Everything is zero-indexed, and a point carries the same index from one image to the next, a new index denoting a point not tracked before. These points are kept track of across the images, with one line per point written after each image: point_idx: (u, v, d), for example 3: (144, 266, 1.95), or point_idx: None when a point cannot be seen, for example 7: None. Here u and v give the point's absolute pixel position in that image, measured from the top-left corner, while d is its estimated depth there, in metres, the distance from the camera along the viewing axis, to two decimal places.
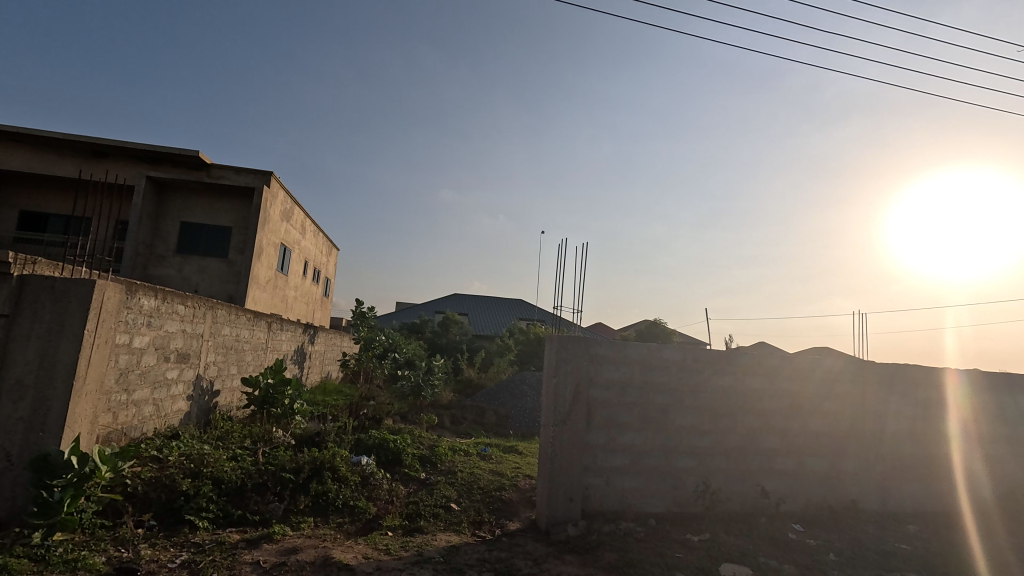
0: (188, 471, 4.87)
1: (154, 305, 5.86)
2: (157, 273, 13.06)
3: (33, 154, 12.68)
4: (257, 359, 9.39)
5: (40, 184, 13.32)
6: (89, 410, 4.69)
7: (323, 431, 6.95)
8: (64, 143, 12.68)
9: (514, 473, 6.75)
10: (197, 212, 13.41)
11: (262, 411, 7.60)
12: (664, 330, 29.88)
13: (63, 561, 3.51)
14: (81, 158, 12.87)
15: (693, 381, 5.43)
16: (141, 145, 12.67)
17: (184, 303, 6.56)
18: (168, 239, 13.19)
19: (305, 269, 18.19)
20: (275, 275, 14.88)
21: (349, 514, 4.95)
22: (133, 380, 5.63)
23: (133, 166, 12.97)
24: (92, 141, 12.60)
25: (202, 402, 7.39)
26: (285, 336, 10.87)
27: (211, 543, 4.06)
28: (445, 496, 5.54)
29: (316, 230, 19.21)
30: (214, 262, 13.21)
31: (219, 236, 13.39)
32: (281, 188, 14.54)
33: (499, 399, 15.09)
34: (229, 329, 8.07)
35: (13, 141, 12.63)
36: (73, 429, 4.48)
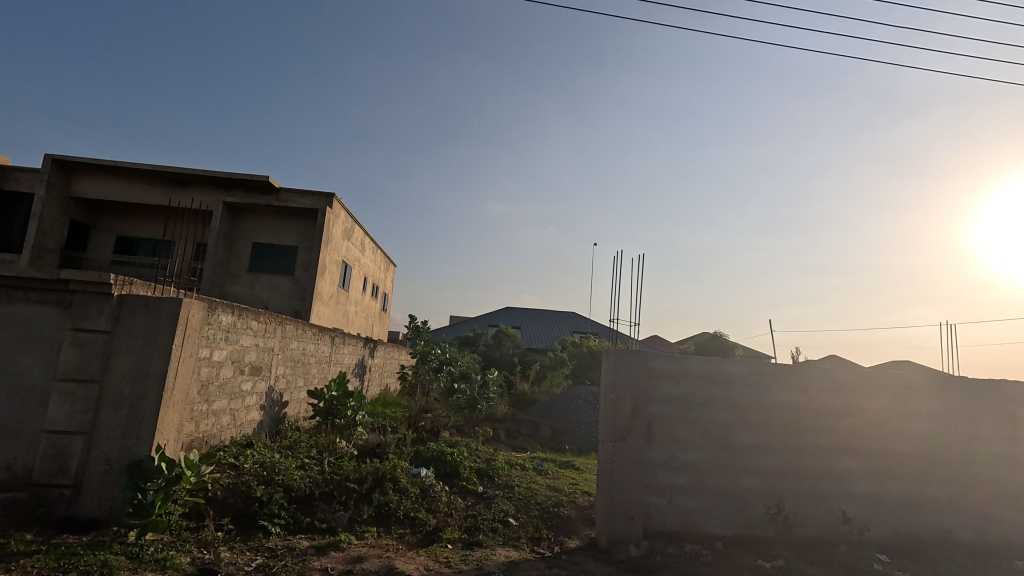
0: (262, 479, 5.14)
1: (230, 320, 6.28)
2: (232, 291, 13.97)
3: (127, 184, 14.01)
4: (322, 372, 9.85)
5: (132, 212, 14.68)
6: (175, 419, 5.08)
7: (384, 442, 7.15)
8: (152, 174, 13.90)
9: (573, 489, 6.64)
10: (268, 232, 14.30)
11: (326, 422, 7.95)
12: (725, 343, 28.66)
13: (154, 560, 3.78)
14: (166, 186, 14.06)
15: (759, 397, 5.17)
16: (218, 172, 13.71)
17: (257, 319, 7.00)
18: (241, 259, 14.10)
19: (364, 285, 18.93)
20: (337, 291, 15.56)
21: (410, 525, 5.04)
22: (213, 391, 6.03)
23: (211, 192, 14.03)
24: (176, 171, 13.75)
25: (273, 413, 7.82)
26: (347, 349, 11.31)
27: (283, 548, 4.25)
28: (503, 510, 5.54)
29: (375, 246, 19.99)
30: (282, 279, 14.01)
31: (287, 255, 14.22)
32: (342, 208, 15.28)
33: (554, 414, 14.94)
34: (297, 342, 8.51)
35: (109, 173, 13.98)
36: (161, 436, 4.87)
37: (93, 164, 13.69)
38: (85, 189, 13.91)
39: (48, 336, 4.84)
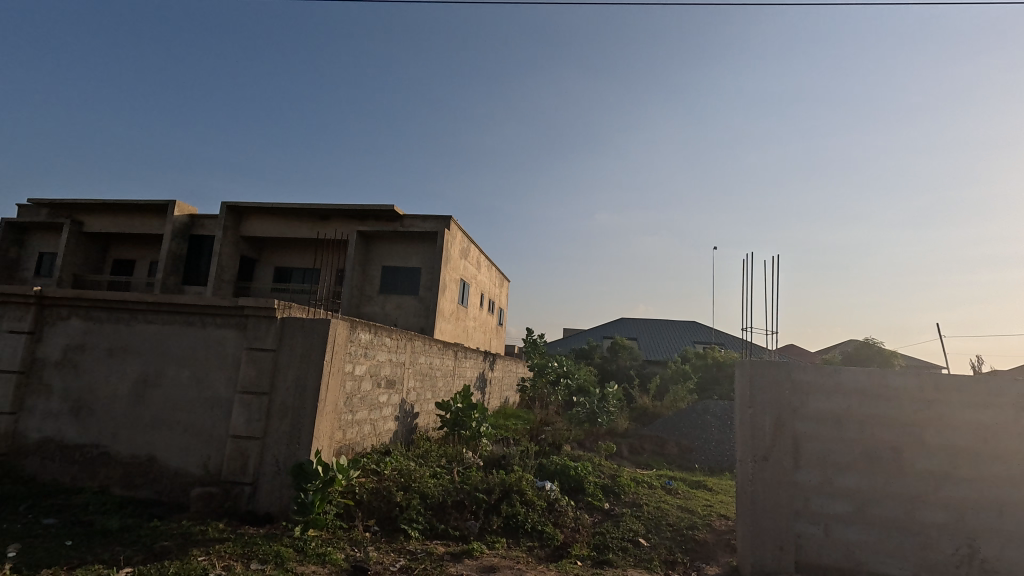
0: (400, 485, 5.52)
1: (368, 338, 6.89)
2: (367, 311, 15.37)
3: (282, 222, 16.22)
4: (447, 385, 10.40)
5: (286, 245, 16.90)
6: (327, 427, 5.68)
7: (508, 454, 7.31)
8: (301, 211, 15.94)
9: (707, 512, 6.19)
10: (395, 256, 15.57)
11: (453, 433, 8.35)
12: (880, 352, 25.00)
13: (316, 554, 4.23)
14: (312, 221, 16.02)
15: (936, 415, 4.40)
16: (352, 205, 15.31)
17: (390, 335, 7.60)
18: (373, 282, 15.48)
19: (481, 301, 19.72)
20: (457, 308, 16.39)
21: (538, 539, 5.07)
22: (356, 403, 6.65)
23: (347, 223, 15.69)
24: (319, 207, 15.61)
25: (406, 423, 8.40)
26: (469, 363, 11.82)
27: (422, 552, 4.51)
28: (632, 530, 5.34)
29: (490, 263, 20.75)
30: (409, 299, 15.12)
31: (412, 276, 15.33)
32: (459, 229, 16.15)
33: (680, 430, 14.14)
34: (424, 357, 9.09)
35: (268, 213, 16.29)
36: (317, 443, 5.47)
37: (256, 207, 16.07)
38: (251, 228, 16.34)
39: (230, 355, 6.05)
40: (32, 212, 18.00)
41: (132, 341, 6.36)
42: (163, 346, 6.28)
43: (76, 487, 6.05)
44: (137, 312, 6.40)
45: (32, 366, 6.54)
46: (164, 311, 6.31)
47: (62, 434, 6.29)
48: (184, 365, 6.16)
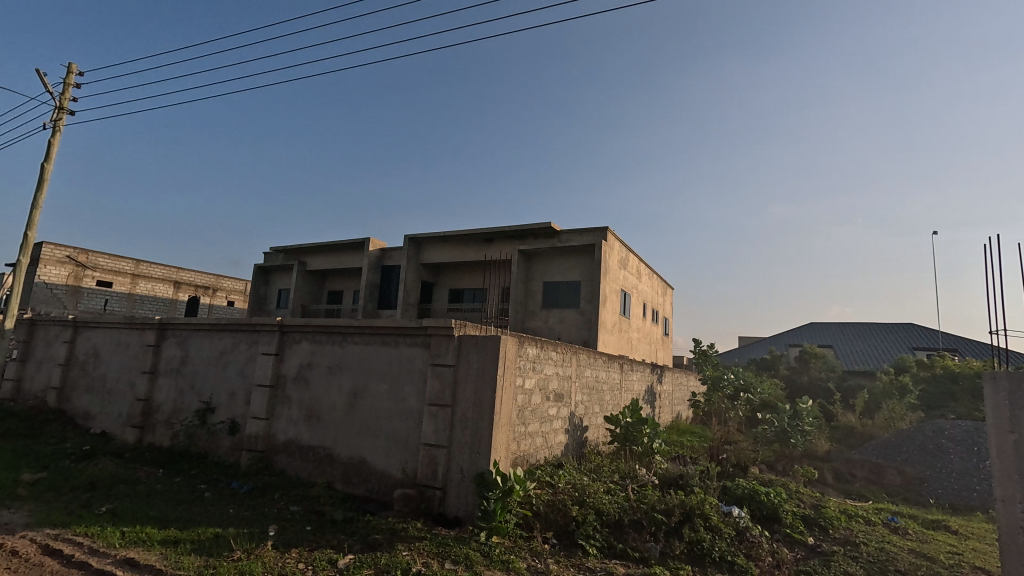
0: (575, 499, 5.54)
1: (535, 352, 7.13)
2: (532, 326, 15.95)
3: (453, 247, 17.89)
4: (615, 398, 10.22)
5: (457, 268, 18.53)
6: (503, 439, 6.00)
7: (686, 473, 6.84)
8: (468, 236, 17.39)
9: (953, 561, 4.98)
10: (555, 271, 15.94)
11: (624, 448, 8.14)
12: None
13: (501, 560, 4.46)
14: (478, 244, 17.35)
15: None
16: (513, 226, 16.21)
17: (556, 349, 7.76)
18: (536, 297, 16.04)
19: (644, 311, 19.08)
20: (619, 319, 16.10)
21: (728, 570, 4.63)
22: (527, 415, 6.90)
23: (509, 243, 16.63)
24: (484, 231, 16.85)
25: (576, 437, 8.45)
26: (636, 376, 11.47)
27: (602, 570, 4.44)
28: (848, 572, 4.55)
29: (651, 271, 20.00)
30: (571, 312, 15.32)
31: (572, 289, 15.53)
32: (616, 239, 15.95)
33: (903, 455, 11.72)
34: (590, 370, 9.08)
35: (441, 241, 18.11)
36: (495, 453, 5.81)
37: (431, 236, 17.98)
38: (429, 256, 18.31)
39: (418, 370, 6.83)
40: (273, 257, 22.75)
41: (344, 359, 7.57)
42: (367, 363, 7.34)
43: (311, 481, 7.34)
44: (347, 334, 7.62)
45: (278, 381, 8.19)
46: (366, 332, 7.42)
47: (300, 436, 7.72)
48: (383, 380, 7.12)
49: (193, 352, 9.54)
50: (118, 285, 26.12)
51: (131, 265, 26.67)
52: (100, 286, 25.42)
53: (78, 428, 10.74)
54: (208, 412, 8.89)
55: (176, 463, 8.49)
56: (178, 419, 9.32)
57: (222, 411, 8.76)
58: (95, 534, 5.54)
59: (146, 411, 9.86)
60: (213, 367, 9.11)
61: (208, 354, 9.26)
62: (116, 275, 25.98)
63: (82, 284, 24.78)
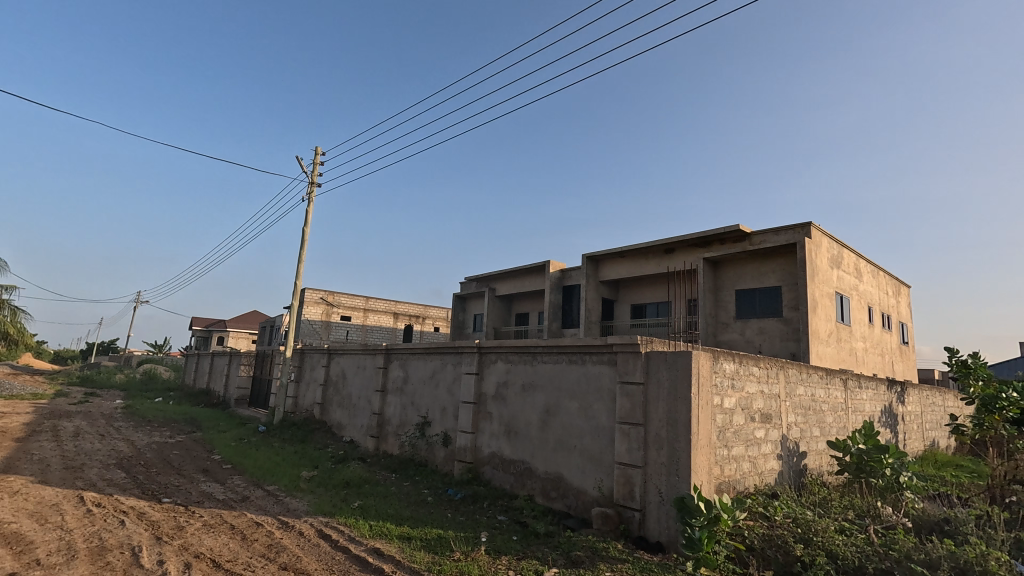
0: (798, 536, 4.85)
1: (733, 368, 6.53)
2: (725, 339, 14.55)
3: (632, 262, 17.60)
4: (840, 421, 8.73)
5: (638, 283, 18.09)
6: (704, 462, 5.73)
7: (955, 518, 5.35)
8: (647, 249, 16.96)
9: None
10: (748, 278, 14.42)
11: (859, 480, 6.87)
12: None
13: None
14: (659, 256, 16.79)
15: None
16: (696, 233, 15.30)
17: (757, 365, 6.99)
18: (728, 308, 14.65)
19: (870, 316, 16.01)
20: (836, 327, 13.80)
21: None
22: (730, 437, 6.33)
23: (692, 252, 15.73)
24: (663, 242, 16.25)
25: (792, 464, 7.42)
26: (867, 394, 9.64)
27: None
28: None
29: (876, 268, 16.75)
30: (772, 321, 13.66)
31: (771, 296, 13.86)
32: (823, 235, 13.86)
33: None
34: (805, 388, 7.94)
35: (619, 256, 17.97)
36: (696, 477, 5.57)
37: (609, 253, 17.97)
38: (608, 272, 18.30)
39: (607, 388, 6.86)
40: (468, 286, 25.28)
41: (536, 378, 7.98)
42: (556, 381, 7.63)
43: (513, 493, 7.83)
44: (537, 353, 8.04)
45: (480, 398, 9.00)
46: (554, 351, 7.74)
47: (501, 450, 8.33)
48: (573, 397, 7.30)
49: (411, 373, 11.09)
50: (355, 318, 31.91)
51: (363, 301, 32.35)
52: (343, 320, 31.38)
53: (334, 436, 13.31)
54: (426, 425, 10.19)
55: (404, 469, 9.91)
56: (404, 431, 10.88)
57: (436, 425, 9.95)
58: (352, 524, 6.78)
59: (380, 423, 11.74)
60: (427, 386, 10.45)
61: (422, 374, 10.67)
62: (353, 310, 31.80)
63: (332, 318, 30.91)
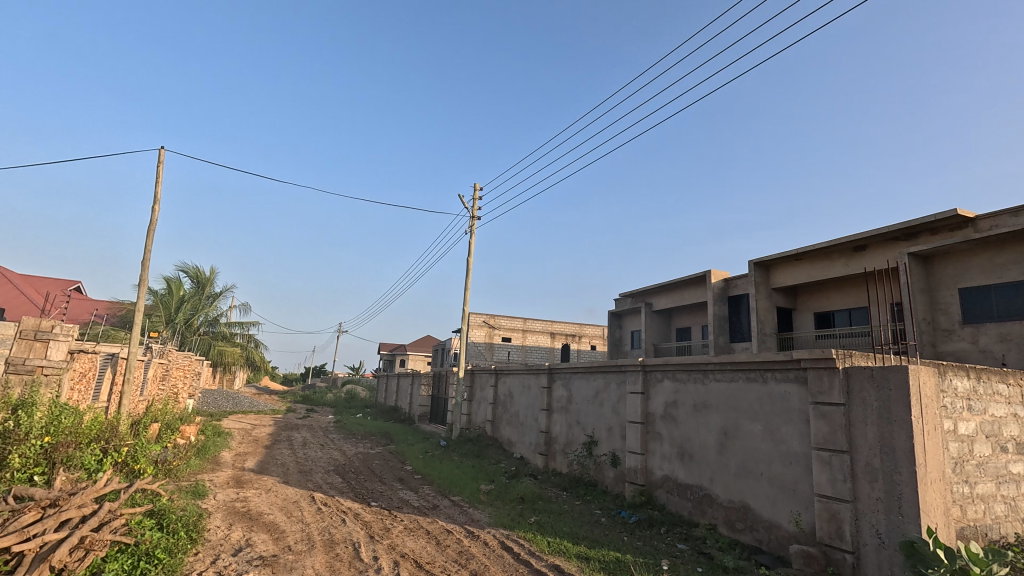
0: None
1: (969, 386, 5.36)
2: (949, 349, 11.90)
3: (812, 265, 15.58)
4: None
5: (822, 288, 15.87)
6: (937, 500, 4.81)
7: None
8: (830, 248, 14.90)
9: None
10: (976, 272, 11.66)
11: None
12: None
13: None
14: (847, 256, 14.61)
15: None
16: (895, 225, 13.01)
17: (1005, 382, 5.63)
18: (951, 312, 11.96)
19: None
20: None
21: None
22: (972, 471, 5.17)
23: (893, 248, 13.38)
24: (851, 239, 14.11)
25: None
26: None
27: None
28: None
29: None
30: (1018, 325, 10.73)
31: (1015, 293, 10.96)
32: None
33: None
34: None
35: (795, 259, 16.05)
36: (928, 518, 4.71)
37: (782, 257, 16.14)
38: (783, 279, 16.42)
39: (797, 409, 6.13)
40: (623, 302, 24.83)
41: (708, 397, 7.49)
42: (734, 401, 7.04)
43: (693, 521, 7.36)
44: (708, 371, 7.55)
45: (648, 418, 8.72)
46: (728, 368, 7.18)
47: (676, 473, 7.91)
48: (755, 419, 6.67)
49: (575, 392, 11.22)
50: (515, 339, 33.48)
51: (522, 322, 33.82)
52: (504, 341, 33.13)
53: (506, 453, 14.02)
54: (593, 444, 10.18)
55: (575, 487, 9.99)
56: (571, 449, 11.00)
57: (604, 444, 9.88)
58: (531, 539, 7.04)
59: (548, 441, 12.05)
60: (592, 405, 10.46)
61: (586, 393, 10.72)
62: (513, 331, 33.41)
63: (494, 340, 32.87)
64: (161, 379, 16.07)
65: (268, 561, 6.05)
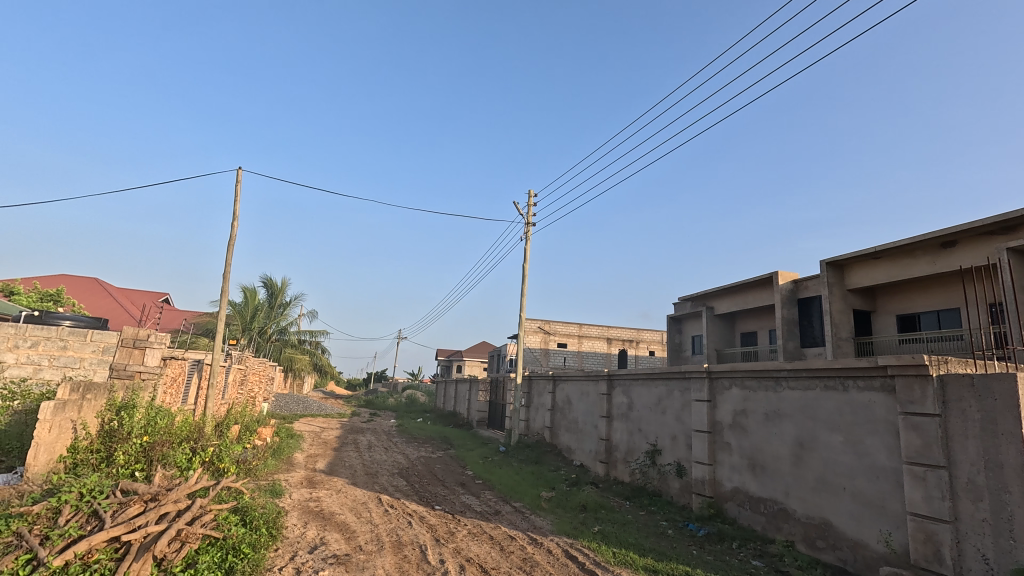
0: None
1: None
2: None
3: (893, 264, 14.46)
4: None
5: (905, 288, 14.67)
6: None
7: None
8: (913, 246, 13.78)
9: None
10: None
11: None
12: None
13: None
14: (932, 254, 13.46)
15: None
16: (990, 218, 11.85)
17: None
18: None
19: None
20: None
21: None
22: None
23: (988, 243, 12.19)
24: (937, 235, 12.98)
25: None
26: None
27: None
28: None
29: None
30: None
31: None
32: None
33: None
34: None
35: (872, 259, 14.96)
36: None
37: (858, 256, 15.08)
38: (859, 279, 15.32)
39: (884, 420, 5.69)
40: (683, 307, 24.06)
41: (781, 406, 7.10)
42: (810, 411, 6.64)
43: (768, 537, 6.97)
44: (781, 378, 7.17)
45: (715, 428, 8.37)
46: (804, 376, 6.78)
47: (747, 486, 7.54)
48: (835, 430, 6.25)
49: (635, 399, 10.96)
50: (571, 345, 33.22)
51: (577, 328, 33.55)
52: (560, 347, 32.96)
53: (565, 459, 13.91)
54: (656, 453, 9.89)
55: (638, 497, 9.74)
56: (633, 458, 10.75)
57: (668, 454, 9.58)
58: (595, 549, 6.94)
59: (608, 449, 11.83)
60: (653, 412, 10.18)
61: (648, 401, 10.45)
62: (569, 337, 33.19)
63: (550, 346, 32.78)
64: (240, 384, 17.21)
65: (341, 559, 6.31)
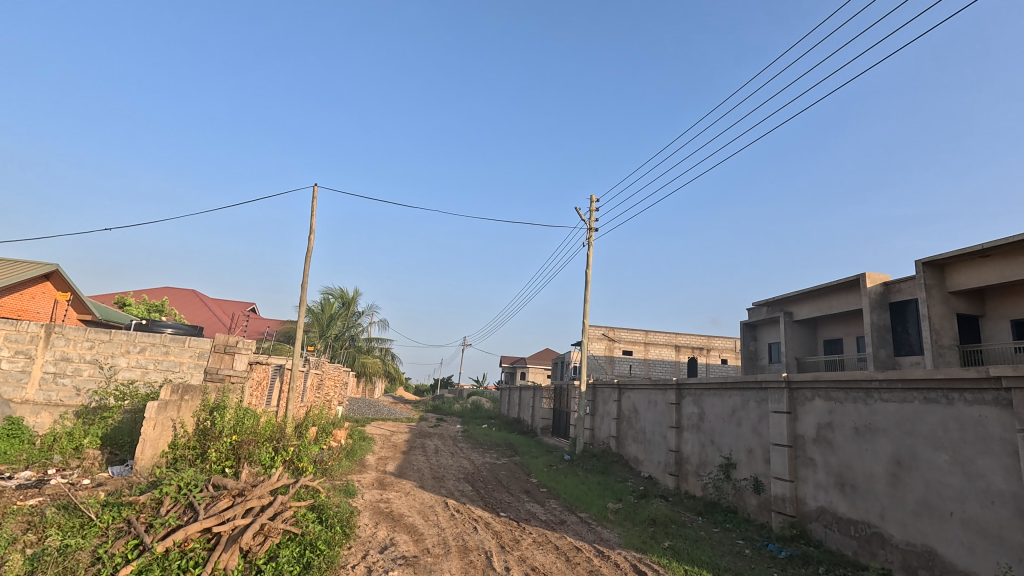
0: None
1: None
2: None
3: (1005, 263, 12.86)
4: None
5: (1022, 289, 13.00)
6: None
7: None
8: None
9: None
10: None
11: None
12: None
13: None
14: None
15: None
16: None
17: None
18: None
19: None
20: None
21: None
22: None
23: None
24: None
25: None
26: None
27: None
28: None
29: None
30: None
31: None
32: None
33: None
34: None
35: (979, 258, 13.37)
36: None
37: (962, 255, 13.54)
38: (964, 281, 13.76)
39: (999, 438, 5.06)
40: (758, 312, 22.71)
41: (873, 419, 6.49)
42: (908, 426, 6.01)
43: (861, 563, 6.36)
44: (871, 390, 6.57)
45: (797, 442, 7.79)
46: (899, 387, 6.16)
47: (835, 506, 6.93)
48: (939, 447, 5.63)
49: (708, 410, 10.44)
50: (636, 352, 32.33)
51: (643, 335, 32.62)
52: (625, 354, 32.16)
53: (632, 471, 13.50)
54: (731, 467, 9.35)
55: (712, 513, 9.24)
56: (705, 471, 10.25)
57: (744, 468, 9.03)
58: (666, 565, 6.65)
59: (679, 461, 11.36)
60: (727, 424, 9.65)
61: (721, 412, 9.92)
62: (634, 345, 32.36)
63: (615, 353, 32.08)
64: (317, 388, 18.16)
65: (410, 561, 6.45)
